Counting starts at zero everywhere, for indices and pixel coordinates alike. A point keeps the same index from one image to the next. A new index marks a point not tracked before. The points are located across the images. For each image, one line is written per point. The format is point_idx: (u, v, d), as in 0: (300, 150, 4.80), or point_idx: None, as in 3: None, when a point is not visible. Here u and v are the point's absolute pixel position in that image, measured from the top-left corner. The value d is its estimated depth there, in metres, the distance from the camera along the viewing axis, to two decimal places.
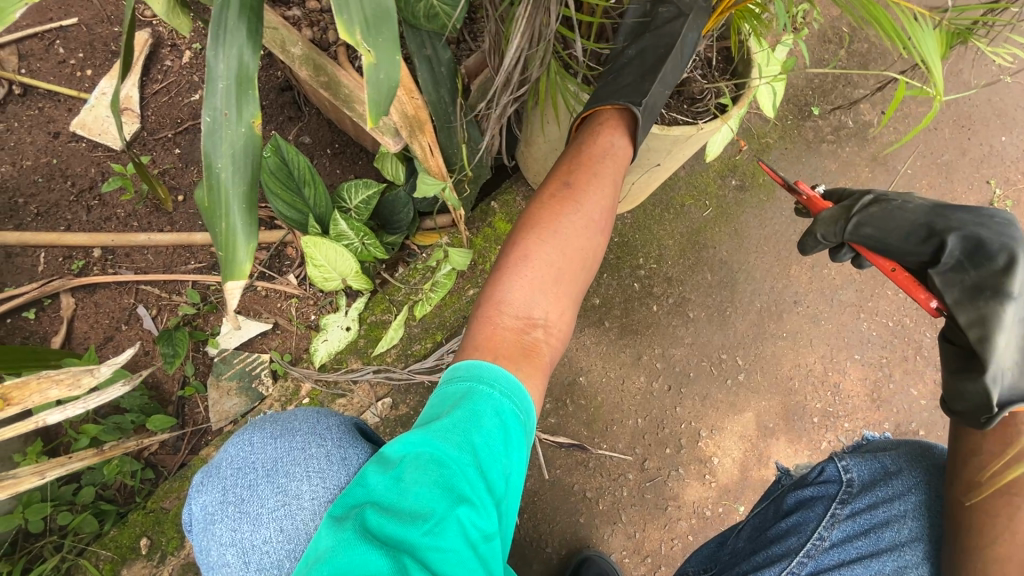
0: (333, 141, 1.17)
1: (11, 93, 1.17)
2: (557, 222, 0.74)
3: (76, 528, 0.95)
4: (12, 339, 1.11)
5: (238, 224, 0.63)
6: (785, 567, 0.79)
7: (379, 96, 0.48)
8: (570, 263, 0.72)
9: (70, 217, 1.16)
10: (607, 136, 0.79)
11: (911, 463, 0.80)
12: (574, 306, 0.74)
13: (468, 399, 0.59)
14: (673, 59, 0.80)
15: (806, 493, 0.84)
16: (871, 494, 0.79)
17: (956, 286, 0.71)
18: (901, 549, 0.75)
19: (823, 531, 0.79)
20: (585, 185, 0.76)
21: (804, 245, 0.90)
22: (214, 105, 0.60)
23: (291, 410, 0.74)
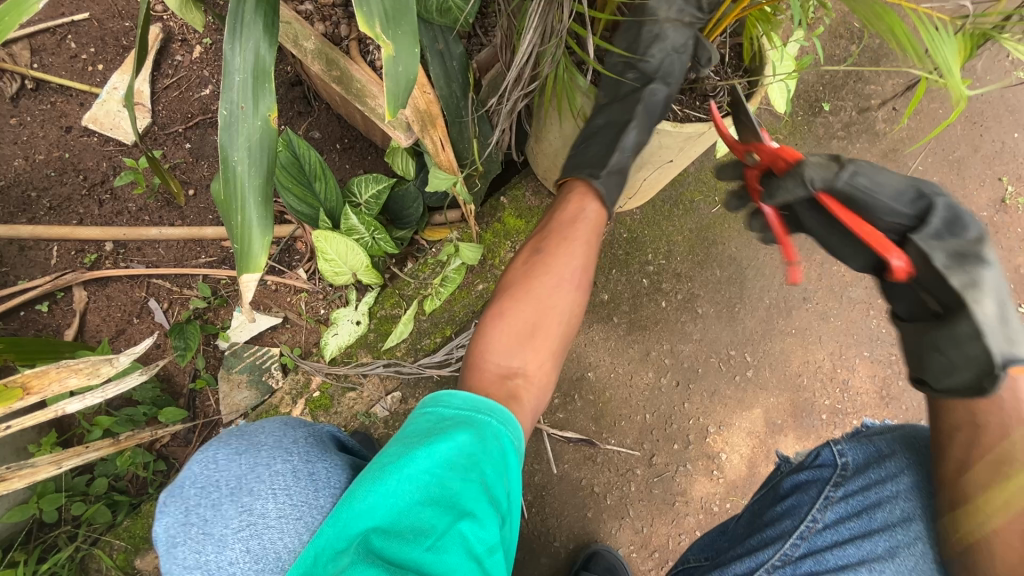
0: (342, 136, 1.17)
1: (23, 88, 1.18)
2: (532, 287, 0.83)
3: (90, 518, 0.96)
4: (26, 331, 1.12)
5: (254, 217, 0.63)
6: (778, 549, 0.77)
7: (397, 89, 0.48)
8: (544, 320, 0.83)
9: (82, 211, 1.17)
10: (578, 204, 0.88)
11: (905, 447, 0.75)
12: (552, 356, 0.83)
13: (470, 424, 0.65)
14: (641, 116, 0.84)
15: (801, 477, 0.81)
16: (865, 476, 0.76)
17: (941, 249, 0.63)
18: (894, 529, 0.71)
19: (816, 513, 0.77)
20: (557, 252, 0.85)
21: (776, 183, 0.73)
22: (231, 99, 0.61)
23: (254, 422, 0.69)
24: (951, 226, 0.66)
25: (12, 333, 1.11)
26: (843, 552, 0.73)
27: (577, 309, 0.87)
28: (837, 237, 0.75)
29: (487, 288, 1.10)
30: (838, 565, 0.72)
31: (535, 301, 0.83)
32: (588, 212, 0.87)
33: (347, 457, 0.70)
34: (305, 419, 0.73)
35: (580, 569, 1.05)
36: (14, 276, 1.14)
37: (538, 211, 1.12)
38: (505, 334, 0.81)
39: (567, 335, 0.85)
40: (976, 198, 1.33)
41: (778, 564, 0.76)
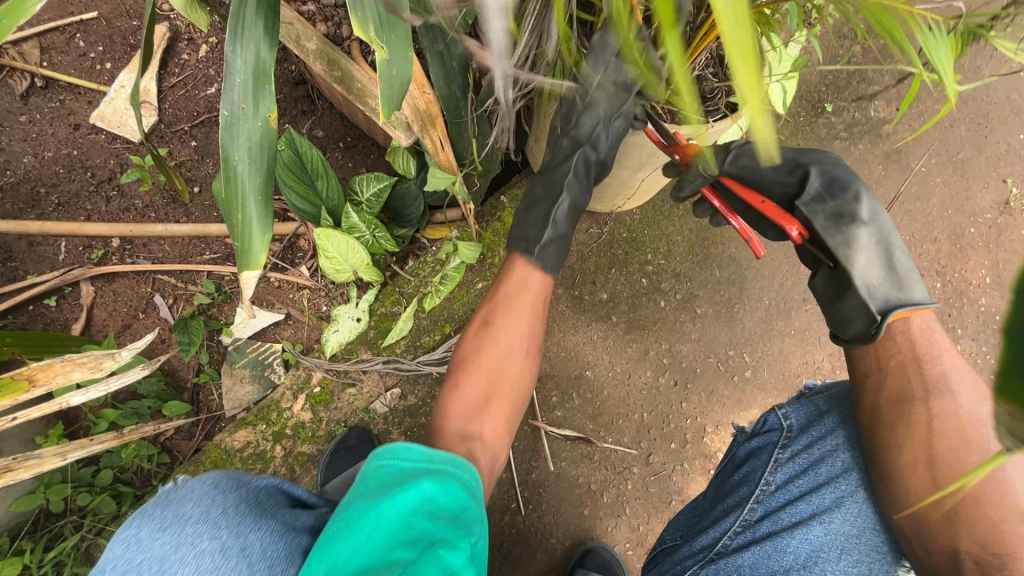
0: (345, 135, 1.18)
1: (33, 85, 1.20)
2: (481, 357, 0.90)
3: (95, 509, 0.98)
4: (35, 325, 1.15)
5: (254, 215, 0.64)
6: (739, 515, 0.85)
7: (391, 92, 0.49)
8: (496, 387, 0.89)
9: (90, 207, 1.19)
10: (522, 273, 0.92)
11: (836, 403, 0.88)
12: (507, 421, 0.90)
13: (426, 469, 0.69)
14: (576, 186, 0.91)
15: (754, 444, 0.91)
16: (807, 435, 0.85)
17: (821, 212, 0.85)
18: (836, 480, 0.80)
19: (768, 476, 0.85)
20: (504, 322, 0.91)
21: (685, 179, 0.89)
22: (232, 100, 0.62)
23: (183, 487, 0.66)
24: (826, 189, 0.86)
25: (21, 327, 1.14)
26: (795, 510, 0.81)
27: (530, 372, 0.93)
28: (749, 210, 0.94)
29: (487, 286, 1.11)
30: (791, 522, 0.80)
31: (486, 370, 0.89)
32: (532, 280, 0.92)
33: (281, 517, 0.68)
34: (240, 479, 0.70)
35: (576, 565, 1.07)
36: (22, 271, 1.16)
37: None
38: (460, 400, 0.88)
39: (519, 399, 0.91)
40: (979, 199, 1.33)
41: (739, 529, 0.84)
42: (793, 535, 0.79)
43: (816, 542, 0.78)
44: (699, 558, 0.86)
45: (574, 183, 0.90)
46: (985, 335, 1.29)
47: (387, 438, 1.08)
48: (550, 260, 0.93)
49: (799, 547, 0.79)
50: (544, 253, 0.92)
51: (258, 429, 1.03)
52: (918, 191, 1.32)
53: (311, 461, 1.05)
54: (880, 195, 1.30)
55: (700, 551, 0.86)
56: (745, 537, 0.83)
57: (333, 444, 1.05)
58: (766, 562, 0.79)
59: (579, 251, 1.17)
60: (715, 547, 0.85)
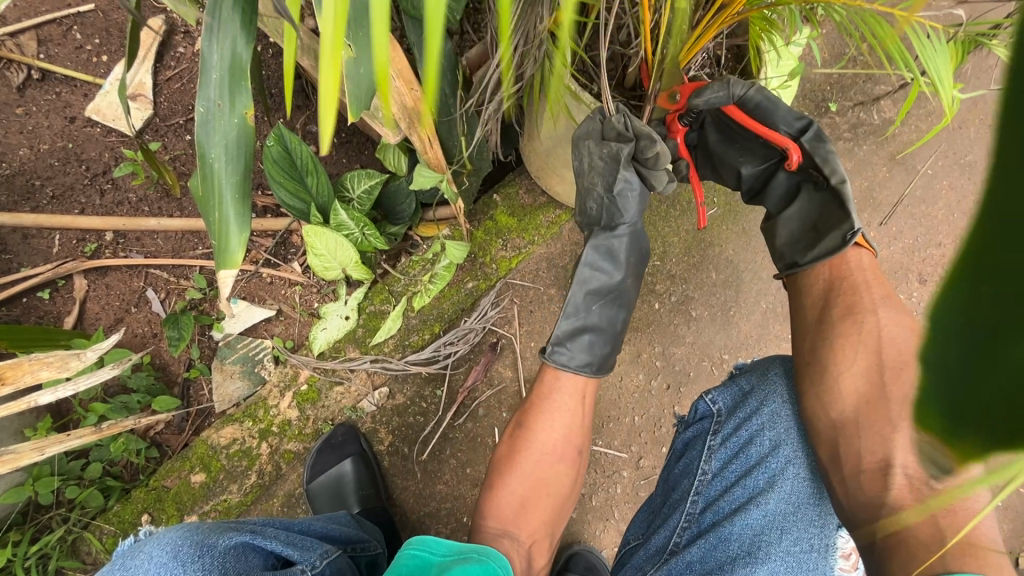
0: (339, 130, 1.17)
1: (30, 78, 1.20)
2: (517, 462, 0.94)
3: (83, 501, 0.98)
4: (29, 317, 1.16)
5: (231, 214, 0.64)
6: (683, 510, 0.88)
7: (358, 89, 0.48)
8: (535, 494, 0.95)
9: (84, 200, 1.19)
10: (552, 374, 0.96)
11: (757, 381, 0.90)
12: (546, 524, 0.97)
13: (458, 553, 0.80)
14: (607, 301, 0.96)
15: (688, 434, 0.94)
16: (736, 417, 0.89)
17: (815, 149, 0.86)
18: (767, 460, 0.85)
19: (704, 465, 0.89)
20: (534, 423, 0.95)
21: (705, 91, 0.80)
22: (208, 96, 0.61)
23: (145, 550, 0.65)
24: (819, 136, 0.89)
25: (15, 319, 1.15)
26: (732, 497, 0.85)
27: (569, 472, 0.97)
28: (734, 148, 0.94)
29: (477, 286, 1.10)
30: (730, 510, 0.84)
31: (522, 475, 0.94)
32: (563, 381, 0.95)
33: None
34: (196, 545, 0.65)
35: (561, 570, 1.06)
36: (16, 263, 1.16)
37: (531, 209, 1.11)
38: (502, 504, 0.93)
39: (558, 504, 0.97)
40: None
41: (686, 525, 0.87)
42: (733, 523, 0.83)
43: (757, 526, 0.82)
44: (655, 561, 0.87)
45: (588, 274, 0.95)
46: None
47: (374, 436, 1.09)
48: (576, 357, 0.95)
49: (742, 533, 0.82)
50: (562, 352, 0.94)
51: (245, 426, 1.03)
52: (922, 194, 1.29)
53: (297, 459, 1.06)
54: (883, 198, 1.27)
55: (655, 553, 0.88)
56: (692, 533, 0.86)
57: (318, 443, 1.06)
58: (713, 554, 0.82)
59: (572, 251, 1.14)
60: (667, 547, 0.87)
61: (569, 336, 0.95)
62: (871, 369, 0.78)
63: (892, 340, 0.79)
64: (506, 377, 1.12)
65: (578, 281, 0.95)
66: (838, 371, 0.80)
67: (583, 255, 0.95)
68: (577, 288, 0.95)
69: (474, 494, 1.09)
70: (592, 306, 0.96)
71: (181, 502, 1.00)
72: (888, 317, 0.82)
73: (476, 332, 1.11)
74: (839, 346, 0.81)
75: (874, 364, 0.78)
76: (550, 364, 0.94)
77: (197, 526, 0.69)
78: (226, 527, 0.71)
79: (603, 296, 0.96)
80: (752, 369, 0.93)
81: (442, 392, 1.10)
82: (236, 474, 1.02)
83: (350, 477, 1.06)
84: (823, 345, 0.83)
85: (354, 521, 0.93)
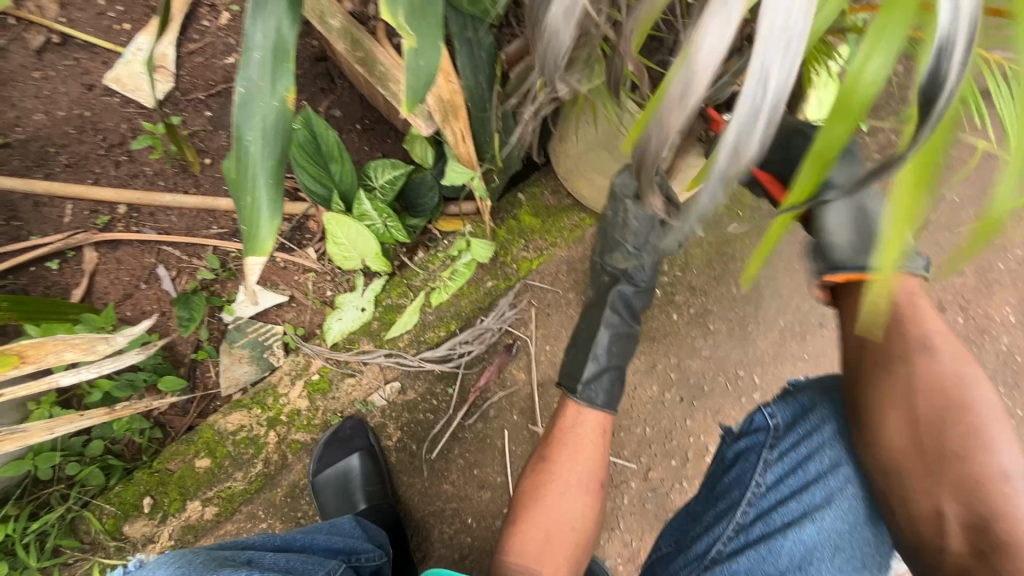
0: (363, 117, 1.15)
1: (49, 42, 1.17)
2: (545, 498, 0.91)
3: (83, 479, 0.96)
4: (35, 287, 1.13)
5: (264, 199, 0.61)
6: (732, 521, 0.87)
7: (417, 82, 0.47)
8: (559, 530, 0.90)
9: (99, 170, 1.16)
10: (576, 408, 0.98)
11: (823, 398, 0.87)
12: (571, 559, 0.89)
13: None
14: (626, 343, 1.02)
15: (741, 445, 0.91)
16: (794, 434, 0.88)
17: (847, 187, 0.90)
18: (826, 476, 0.84)
19: (758, 477, 0.88)
20: (557, 455, 0.94)
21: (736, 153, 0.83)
22: (249, 76, 0.59)
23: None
24: None
25: (22, 288, 1.12)
26: (787, 510, 0.84)
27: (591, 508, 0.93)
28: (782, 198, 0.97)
29: (497, 285, 1.08)
30: (784, 523, 0.84)
31: (545, 508, 0.91)
32: (587, 418, 0.97)
33: None
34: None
35: None
36: (27, 232, 1.14)
37: (555, 211, 1.10)
38: (524, 539, 0.89)
39: (583, 544, 0.91)
40: (1010, 235, 1.28)
41: (732, 534, 0.87)
42: (787, 536, 0.83)
43: (809, 542, 0.82)
44: (694, 567, 0.88)
45: (614, 317, 0.99)
46: (1005, 375, 1.26)
47: (382, 431, 1.07)
48: (600, 396, 0.98)
49: (793, 548, 0.82)
50: (589, 391, 0.97)
51: (253, 413, 1.02)
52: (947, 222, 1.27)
53: (303, 450, 1.05)
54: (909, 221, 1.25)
55: (695, 559, 0.88)
56: (738, 543, 0.86)
57: (327, 434, 1.05)
58: (762, 567, 0.83)
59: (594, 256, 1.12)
60: (709, 555, 0.87)
61: (594, 375, 0.98)
62: (905, 423, 0.76)
63: (942, 387, 0.76)
64: (519, 380, 1.11)
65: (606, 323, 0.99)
66: (884, 419, 0.77)
67: (607, 300, 1.00)
68: (604, 331, 0.99)
69: (480, 495, 1.08)
70: (612, 348, 1.00)
71: (185, 486, 0.98)
72: (922, 362, 0.78)
73: (492, 333, 1.09)
74: (886, 393, 0.77)
75: (921, 414, 0.75)
76: (578, 400, 0.96)
77: (191, 558, 0.70)
78: (221, 559, 0.72)
79: (628, 342, 1.02)
80: (812, 385, 0.89)
81: (454, 391, 1.08)
82: (242, 461, 1.01)
83: (357, 473, 1.05)
84: (868, 388, 0.79)
85: (359, 528, 0.93)
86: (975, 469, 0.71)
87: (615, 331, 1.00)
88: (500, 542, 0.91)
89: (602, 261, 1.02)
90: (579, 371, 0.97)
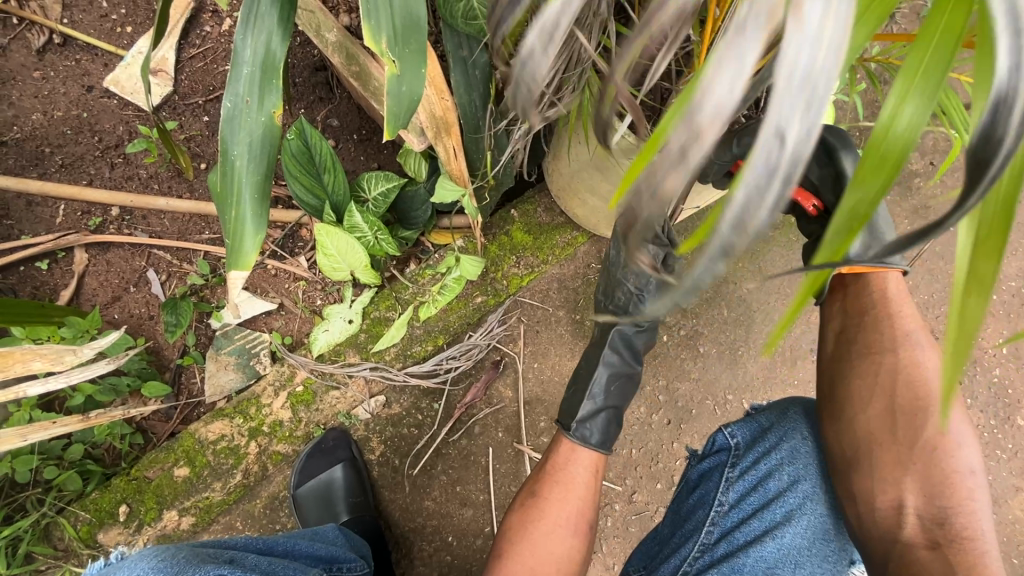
0: (360, 127, 1.15)
1: (51, 42, 1.17)
2: (529, 536, 0.89)
3: (60, 484, 0.95)
4: (24, 287, 1.13)
5: (248, 214, 0.61)
6: (698, 541, 0.86)
7: (400, 106, 0.47)
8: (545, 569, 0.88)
9: (93, 172, 1.16)
10: (571, 446, 0.97)
11: (777, 418, 0.89)
12: None
13: None
14: (627, 385, 1.02)
15: (705, 466, 0.92)
16: (754, 452, 0.87)
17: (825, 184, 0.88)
18: (785, 494, 0.83)
19: (721, 496, 0.87)
20: (547, 492, 0.93)
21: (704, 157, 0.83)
22: (237, 91, 0.59)
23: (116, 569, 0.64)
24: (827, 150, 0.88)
25: (11, 288, 1.12)
26: (749, 528, 0.83)
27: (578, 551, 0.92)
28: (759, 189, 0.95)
29: (486, 301, 1.08)
30: (745, 541, 0.83)
31: (532, 545, 0.89)
32: (582, 456, 0.96)
33: None
34: None
35: None
36: (18, 231, 1.14)
37: (548, 228, 1.09)
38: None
39: None
40: (1006, 266, 1.28)
41: (697, 554, 0.85)
42: (747, 554, 0.81)
43: (770, 560, 0.80)
44: None
45: (613, 356, 1.00)
46: (995, 408, 1.25)
47: (366, 444, 1.06)
48: (595, 435, 0.96)
49: (754, 566, 0.81)
50: (584, 429, 0.96)
51: (235, 422, 1.01)
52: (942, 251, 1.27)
53: (284, 461, 1.04)
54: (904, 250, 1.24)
55: None
56: (703, 563, 0.84)
57: (310, 446, 1.04)
58: None
59: (585, 274, 1.12)
60: None
61: (591, 415, 0.97)
62: (884, 413, 0.77)
63: (911, 382, 0.77)
64: (505, 397, 1.10)
65: (605, 359, 0.99)
66: (854, 410, 0.79)
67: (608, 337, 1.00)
68: (602, 369, 0.99)
69: (461, 513, 1.07)
70: (611, 387, 1.00)
71: (162, 495, 0.97)
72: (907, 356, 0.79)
73: (480, 349, 1.09)
74: (856, 382, 0.81)
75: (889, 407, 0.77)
76: (572, 438, 0.95)
77: (173, 553, 0.68)
78: (203, 555, 0.70)
79: (628, 383, 1.02)
80: (772, 408, 0.91)
81: (439, 406, 1.07)
82: (221, 472, 1.00)
83: (339, 485, 1.03)
84: (840, 381, 0.83)
85: (343, 536, 0.92)
86: (935, 463, 0.73)
87: (613, 370, 1.00)
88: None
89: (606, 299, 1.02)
90: (574, 409, 0.98)
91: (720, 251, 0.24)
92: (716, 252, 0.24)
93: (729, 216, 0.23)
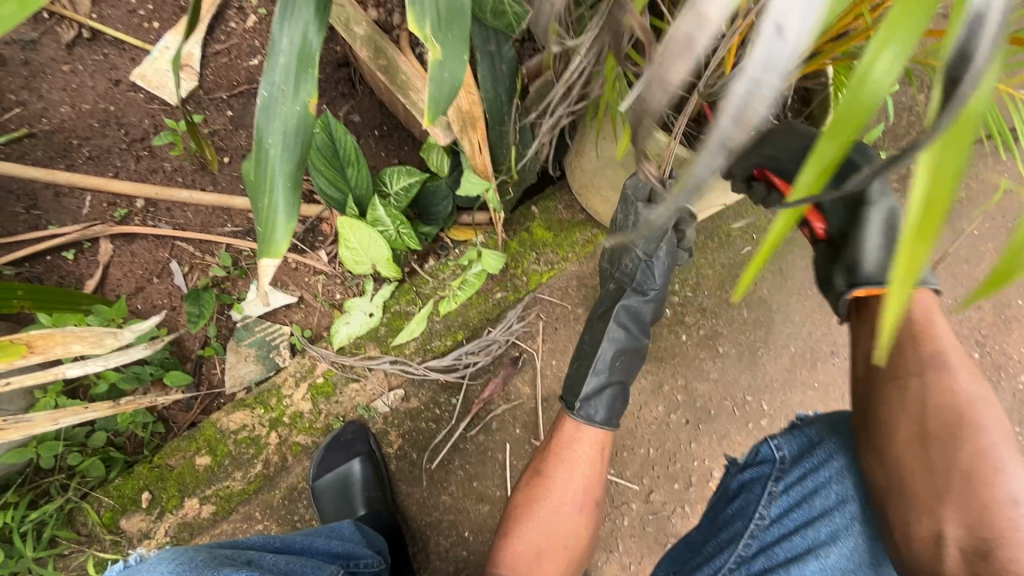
0: (382, 123, 1.16)
1: (80, 36, 1.19)
2: (536, 512, 0.94)
3: (84, 470, 0.96)
4: (51, 276, 1.14)
5: (280, 202, 0.62)
6: (732, 553, 0.87)
7: (439, 94, 0.47)
8: (553, 545, 0.93)
9: (119, 164, 1.17)
10: (576, 426, 0.97)
11: (829, 431, 0.86)
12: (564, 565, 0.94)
13: None
14: (633, 359, 1.02)
15: (746, 476, 0.91)
16: (801, 466, 0.86)
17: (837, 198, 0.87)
18: (831, 514, 0.82)
19: (763, 509, 0.87)
20: (554, 473, 0.95)
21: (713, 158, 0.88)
22: (273, 80, 0.59)
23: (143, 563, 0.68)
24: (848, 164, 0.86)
25: (37, 277, 1.13)
26: (791, 544, 0.83)
27: (584, 527, 0.96)
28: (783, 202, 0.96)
29: (506, 297, 1.08)
30: (788, 557, 0.83)
31: (540, 526, 0.93)
32: (585, 434, 0.96)
33: None
34: None
35: None
36: (45, 221, 1.15)
37: (567, 226, 1.09)
38: (517, 554, 0.92)
39: (575, 559, 0.95)
40: None
41: (734, 566, 0.86)
42: (790, 571, 0.81)
43: None
44: None
45: (617, 331, 0.99)
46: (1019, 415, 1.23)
47: (383, 438, 1.07)
48: (599, 413, 0.97)
49: None
50: (589, 407, 0.96)
51: (255, 412, 1.02)
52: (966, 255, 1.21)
53: (304, 452, 1.04)
54: None
55: None
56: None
57: (328, 439, 1.04)
58: None
59: None
60: None
61: (595, 392, 0.97)
62: (915, 440, 0.73)
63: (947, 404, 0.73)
64: (523, 394, 1.10)
65: (611, 332, 0.99)
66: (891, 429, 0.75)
67: (614, 312, 1.00)
68: (608, 346, 0.99)
69: (478, 508, 1.07)
70: (616, 363, 0.99)
71: (184, 483, 0.98)
72: (937, 379, 0.75)
73: (499, 344, 1.08)
74: (885, 405, 0.77)
75: (922, 432, 0.73)
76: (577, 417, 0.95)
77: (192, 556, 0.69)
78: (221, 558, 0.71)
79: (637, 359, 1.03)
80: (822, 420, 0.88)
81: (457, 401, 1.08)
82: (242, 461, 1.01)
83: (357, 477, 1.04)
84: (872, 406, 0.79)
85: (359, 533, 0.92)
86: (974, 491, 0.69)
87: (619, 346, 1.00)
88: (493, 558, 0.93)
89: (612, 268, 1.02)
90: (578, 387, 0.97)
91: (718, 145, 0.24)
92: (715, 147, 0.24)
93: (729, 107, 0.23)
